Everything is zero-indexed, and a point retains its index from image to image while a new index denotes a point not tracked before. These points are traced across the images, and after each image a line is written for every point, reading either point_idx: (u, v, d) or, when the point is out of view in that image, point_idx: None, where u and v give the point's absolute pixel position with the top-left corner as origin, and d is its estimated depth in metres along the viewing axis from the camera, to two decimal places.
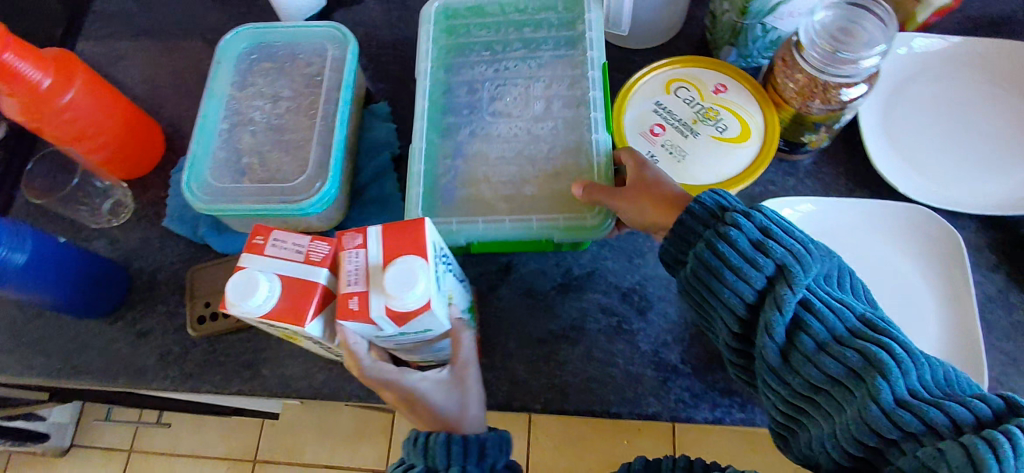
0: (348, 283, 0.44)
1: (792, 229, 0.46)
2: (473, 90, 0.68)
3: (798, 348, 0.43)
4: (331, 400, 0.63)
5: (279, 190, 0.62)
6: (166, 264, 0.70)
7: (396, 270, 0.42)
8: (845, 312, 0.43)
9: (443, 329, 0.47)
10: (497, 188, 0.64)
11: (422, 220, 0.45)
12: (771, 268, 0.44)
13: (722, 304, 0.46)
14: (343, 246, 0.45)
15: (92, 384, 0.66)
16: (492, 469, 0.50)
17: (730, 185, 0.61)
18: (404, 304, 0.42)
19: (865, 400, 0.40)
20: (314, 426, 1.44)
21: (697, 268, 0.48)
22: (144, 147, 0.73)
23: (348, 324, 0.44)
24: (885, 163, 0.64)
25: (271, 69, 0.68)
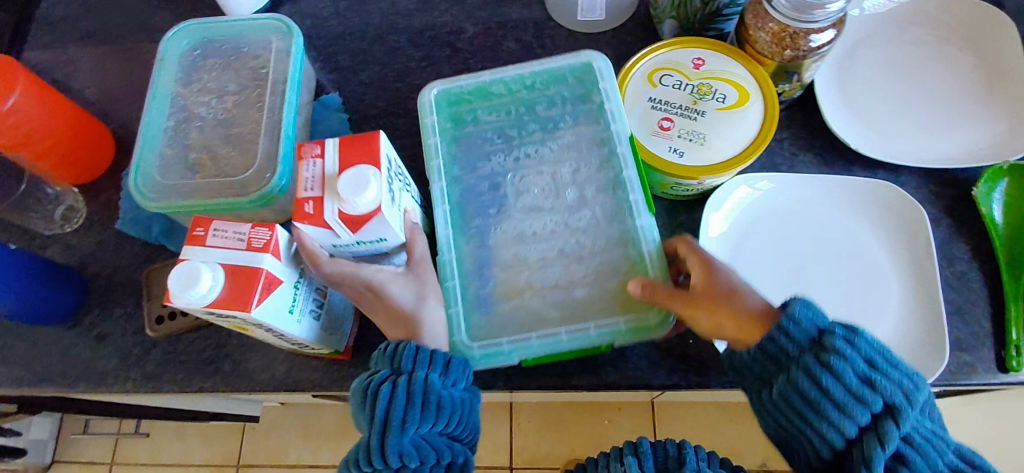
0: (304, 190, 0.46)
1: (894, 358, 0.44)
2: (495, 186, 0.61)
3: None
4: (294, 391, 0.63)
5: (228, 184, 0.61)
6: (122, 267, 0.69)
7: (349, 174, 0.44)
8: (942, 447, 0.43)
9: (397, 240, 0.49)
10: (545, 294, 0.57)
11: (375, 135, 0.48)
12: (880, 405, 0.42)
13: (817, 434, 0.44)
14: (302, 156, 0.47)
15: (53, 391, 0.66)
16: (453, 385, 0.50)
17: (757, 147, 0.58)
18: (356, 208, 0.44)
19: None
20: (297, 426, 1.44)
21: (787, 391, 0.45)
22: (95, 149, 0.72)
23: (304, 227, 0.46)
24: (843, 124, 0.65)
25: (216, 64, 0.68)
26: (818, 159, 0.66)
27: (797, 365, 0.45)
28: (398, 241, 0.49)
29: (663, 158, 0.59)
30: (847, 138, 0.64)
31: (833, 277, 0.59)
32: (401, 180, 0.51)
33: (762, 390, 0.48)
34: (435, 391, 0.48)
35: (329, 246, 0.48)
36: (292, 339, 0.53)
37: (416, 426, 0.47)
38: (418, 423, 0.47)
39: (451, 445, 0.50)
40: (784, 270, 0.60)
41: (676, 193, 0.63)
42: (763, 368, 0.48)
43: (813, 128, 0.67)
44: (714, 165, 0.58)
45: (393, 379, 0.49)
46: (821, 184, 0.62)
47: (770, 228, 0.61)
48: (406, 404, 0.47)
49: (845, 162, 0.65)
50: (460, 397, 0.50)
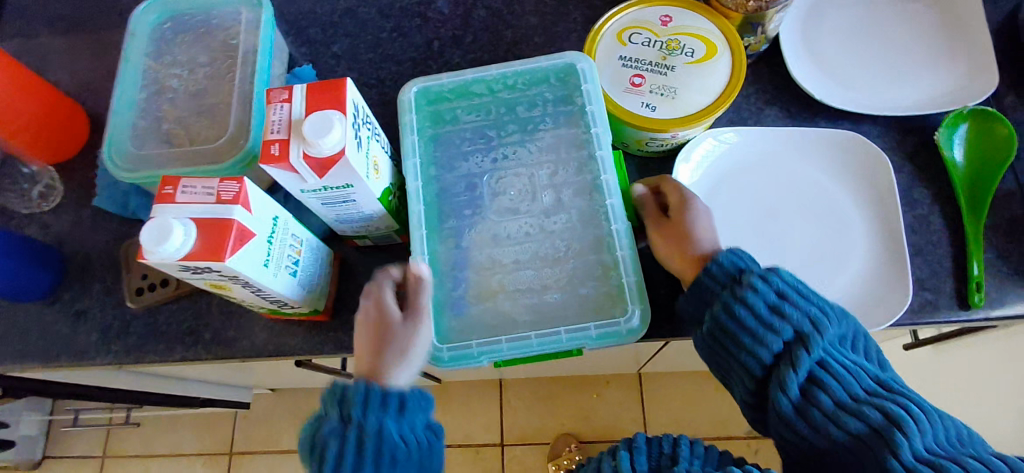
0: (271, 132, 0.48)
1: (808, 295, 0.49)
2: (472, 187, 0.60)
3: (808, 399, 0.46)
4: (274, 356, 0.64)
5: (202, 153, 0.62)
6: (100, 243, 0.70)
7: (314, 118, 0.47)
8: (861, 374, 0.46)
9: (363, 186, 0.52)
10: (518, 298, 0.56)
11: (342, 81, 0.50)
12: (787, 328, 0.47)
13: (740, 364, 0.49)
14: (270, 101, 0.49)
15: (35, 367, 0.66)
16: (411, 426, 0.50)
17: (726, 98, 0.58)
18: (320, 150, 0.47)
19: (885, 453, 0.43)
20: (288, 412, 1.45)
21: (710, 330, 0.51)
22: (65, 127, 0.72)
23: (271, 168, 0.48)
24: (809, 80, 0.66)
25: (186, 38, 0.68)
26: (784, 112, 0.67)
27: (718, 303, 0.51)
28: (363, 188, 0.52)
29: (636, 113, 0.59)
30: (810, 89, 0.65)
31: (797, 224, 0.60)
32: (369, 129, 0.53)
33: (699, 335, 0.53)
34: (388, 442, 0.48)
35: (296, 185, 0.50)
36: (269, 296, 0.53)
37: None
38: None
39: None
40: (750, 222, 0.61)
41: (651, 149, 0.63)
42: (698, 309, 0.53)
43: (778, 82, 0.67)
44: (685, 117, 0.58)
45: (342, 429, 0.48)
46: (790, 135, 0.63)
47: (733, 184, 0.62)
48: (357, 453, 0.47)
49: (811, 115, 0.66)
50: (418, 439, 0.50)
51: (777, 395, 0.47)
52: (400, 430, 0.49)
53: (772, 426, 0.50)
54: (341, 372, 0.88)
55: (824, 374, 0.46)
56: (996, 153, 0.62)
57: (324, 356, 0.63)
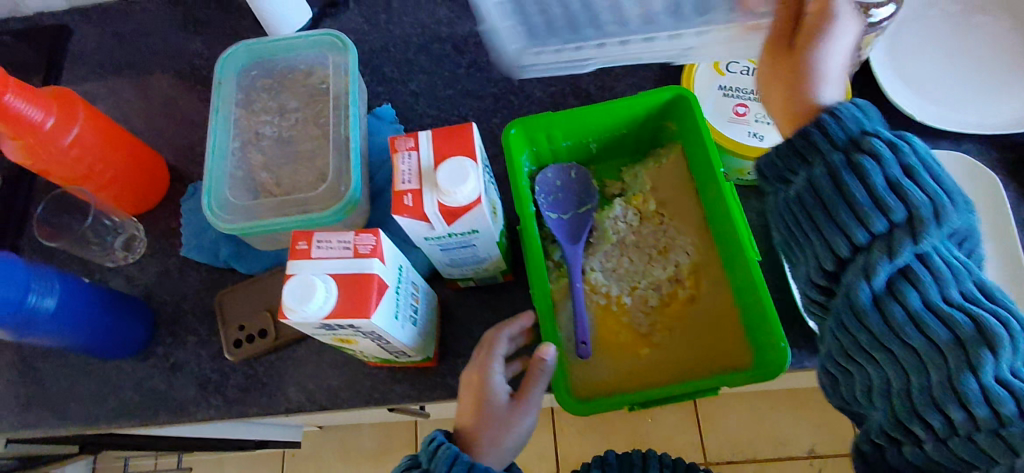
0: (402, 182, 0.47)
1: (942, 176, 0.41)
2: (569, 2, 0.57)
3: (887, 297, 0.42)
4: (381, 404, 0.63)
5: (302, 201, 0.62)
6: (190, 294, 0.69)
7: (449, 166, 0.46)
8: (965, 275, 0.41)
9: (488, 230, 0.51)
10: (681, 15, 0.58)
11: (469, 127, 0.49)
12: (896, 217, 0.41)
13: (823, 238, 0.44)
14: (397, 149, 0.48)
15: (132, 425, 0.65)
16: None
17: None
18: (456, 199, 0.46)
19: (961, 369, 0.39)
20: (337, 449, 1.43)
21: (805, 194, 0.45)
22: (152, 181, 0.71)
23: (404, 219, 0.47)
24: (902, 98, 0.66)
25: (273, 85, 0.68)
26: None
27: (824, 163, 0.44)
28: (487, 233, 0.51)
29: (745, 143, 0.59)
30: (907, 109, 0.65)
31: None
32: (489, 173, 0.52)
33: (778, 190, 0.48)
34: None
35: (423, 233, 0.50)
36: (392, 347, 0.52)
37: None
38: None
39: None
40: None
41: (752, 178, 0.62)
42: (790, 163, 0.46)
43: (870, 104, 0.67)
44: None
45: None
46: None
47: None
48: None
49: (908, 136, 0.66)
50: None
51: (858, 276, 0.42)
52: None
53: (830, 316, 0.45)
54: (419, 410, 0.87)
55: (921, 279, 0.41)
56: None
57: (432, 402, 0.62)
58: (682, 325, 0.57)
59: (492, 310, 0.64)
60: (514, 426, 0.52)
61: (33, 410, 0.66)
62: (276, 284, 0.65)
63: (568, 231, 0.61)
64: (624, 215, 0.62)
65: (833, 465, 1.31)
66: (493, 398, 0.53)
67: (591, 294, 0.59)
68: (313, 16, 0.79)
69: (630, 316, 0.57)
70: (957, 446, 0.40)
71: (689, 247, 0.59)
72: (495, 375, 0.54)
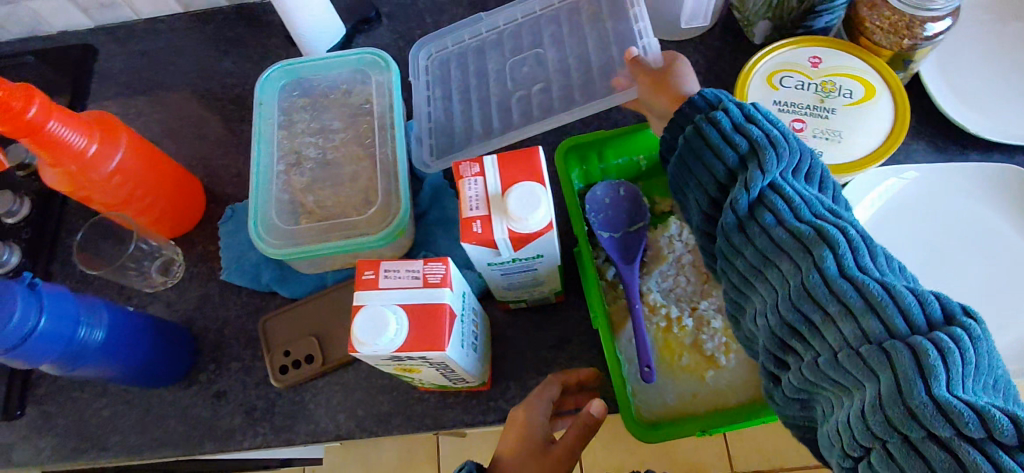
0: (469, 209, 0.46)
1: (776, 121, 0.45)
2: (477, 88, 0.71)
3: (746, 219, 0.43)
4: (433, 430, 0.61)
5: (349, 224, 0.60)
6: (231, 319, 0.67)
7: (520, 192, 0.45)
8: (812, 199, 0.42)
9: (552, 255, 0.50)
10: (556, 98, 0.68)
11: (536, 151, 0.48)
12: (741, 148, 0.44)
13: (698, 180, 0.47)
14: (462, 175, 0.47)
15: (176, 455, 0.63)
16: None
17: (896, 138, 0.57)
18: (527, 226, 0.45)
19: (810, 271, 0.39)
20: (360, 466, 1.41)
21: (681, 144, 0.49)
22: (190, 204, 0.70)
23: (472, 246, 0.46)
24: (955, 110, 0.65)
25: (315, 105, 0.67)
26: (932, 145, 0.65)
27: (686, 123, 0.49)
28: (551, 257, 0.50)
29: None
30: (960, 121, 0.64)
31: (968, 263, 0.58)
32: None
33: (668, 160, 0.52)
34: None
35: (488, 260, 0.48)
36: (453, 374, 0.51)
37: None
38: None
39: None
40: (925, 264, 0.58)
41: None
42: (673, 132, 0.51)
43: (920, 116, 0.66)
44: (854, 162, 0.57)
45: None
46: (964, 174, 0.60)
47: (905, 227, 0.59)
48: None
49: (959, 147, 0.65)
50: None
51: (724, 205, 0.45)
52: None
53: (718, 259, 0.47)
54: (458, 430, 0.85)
55: (768, 195, 0.42)
56: None
57: (485, 427, 0.61)
58: None
59: (543, 332, 0.63)
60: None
61: (75, 441, 0.64)
62: (323, 307, 0.64)
63: (622, 251, 0.60)
64: (679, 234, 0.61)
65: None
66: (537, 424, 0.52)
67: (650, 316, 0.57)
68: (348, 32, 0.78)
69: (692, 337, 0.56)
70: (827, 350, 0.38)
71: None
72: (544, 407, 0.54)
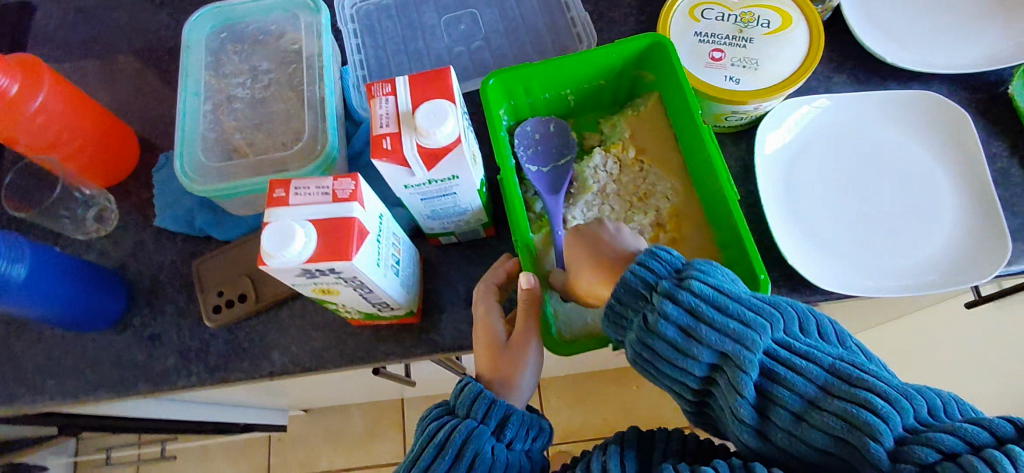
0: (380, 127, 0.47)
1: (725, 300, 0.41)
2: (407, 37, 0.74)
3: (681, 370, 0.42)
4: (367, 364, 0.62)
5: (276, 161, 0.61)
6: (166, 264, 0.67)
7: (428, 108, 0.46)
8: (809, 362, 0.39)
9: (468, 177, 0.51)
10: (491, 50, 0.73)
11: (447, 71, 0.48)
12: (661, 282, 0.44)
13: (677, 384, 0.44)
14: (374, 95, 0.48)
15: (110, 398, 0.63)
16: (509, 445, 0.49)
17: (810, 65, 0.58)
18: (435, 140, 0.46)
19: (862, 458, 0.36)
20: (324, 433, 1.41)
21: (647, 365, 0.45)
22: (122, 152, 0.69)
23: (382, 164, 0.47)
24: (874, 43, 0.66)
25: (244, 47, 0.66)
26: (852, 79, 0.67)
27: (638, 336, 0.44)
28: (468, 180, 0.51)
29: (721, 87, 0.59)
30: (879, 53, 0.66)
31: (874, 187, 0.60)
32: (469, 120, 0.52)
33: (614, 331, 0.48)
34: (477, 444, 0.47)
35: (402, 181, 0.49)
36: (375, 297, 0.52)
37: None
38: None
39: None
40: (832, 187, 0.61)
41: (730, 124, 0.63)
42: (623, 333, 0.47)
43: (843, 50, 0.68)
44: (770, 88, 0.58)
45: (449, 422, 0.49)
46: (874, 101, 0.63)
47: (820, 150, 0.62)
48: (442, 448, 0.47)
49: (879, 79, 0.67)
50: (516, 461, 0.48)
51: (645, 346, 0.43)
52: (492, 442, 0.48)
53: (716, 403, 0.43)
54: (406, 378, 0.86)
55: (690, 317, 0.41)
56: None
57: (417, 359, 0.62)
58: None
59: (475, 266, 0.64)
60: (525, 362, 0.53)
61: (7, 387, 0.64)
62: (253, 248, 0.64)
63: (549, 184, 0.61)
64: (604, 165, 0.62)
65: None
66: (495, 333, 0.54)
67: None
68: None
69: None
70: None
71: (670, 190, 0.60)
72: (495, 316, 0.55)
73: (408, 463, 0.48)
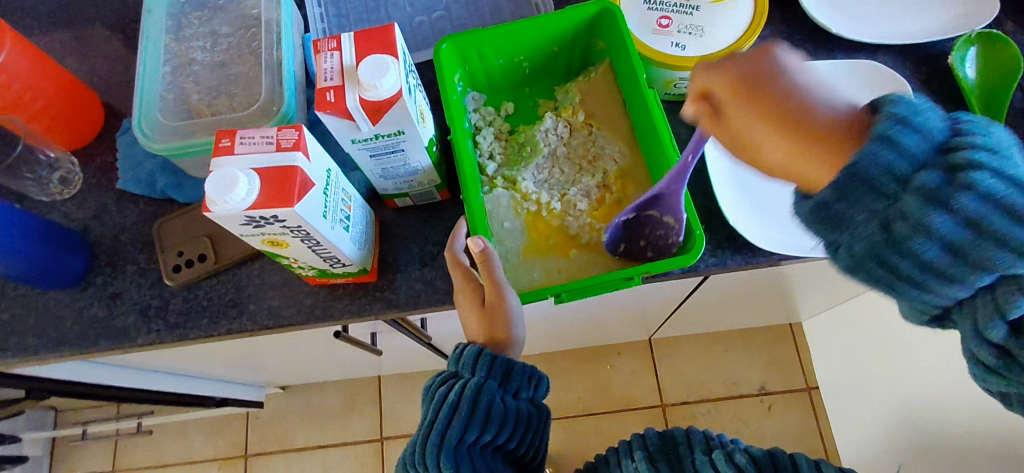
0: (324, 80, 0.48)
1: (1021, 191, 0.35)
2: (370, 6, 0.75)
3: (953, 278, 0.37)
4: (323, 323, 0.64)
5: (233, 121, 0.62)
6: (129, 226, 0.69)
7: (370, 62, 0.47)
8: None
9: (414, 133, 0.52)
10: (452, 19, 0.74)
11: (391, 28, 0.50)
12: (933, 164, 0.37)
13: (923, 297, 0.39)
14: (319, 50, 0.49)
15: (71, 354, 0.65)
16: (514, 394, 0.54)
17: (753, 31, 0.60)
18: (378, 93, 0.47)
19: None
20: (302, 410, 1.42)
21: (886, 274, 0.39)
22: (85, 114, 0.71)
23: (326, 116, 0.48)
24: (821, 14, 0.68)
25: (205, 12, 0.68)
26: (800, 50, 0.69)
27: (898, 247, 0.37)
28: (414, 136, 0.53)
29: (667, 54, 0.61)
30: (824, 23, 0.67)
31: None
32: (415, 78, 0.53)
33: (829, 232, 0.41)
34: (486, 397, 0.51)
35: (348, 136, 0.51)
36: (324, 250, 0.53)
37: (462, 431, 0.50)
38: (469, 431, 0.50)
39: (510, 449, 0.53)
40: None
41: (678, 92, 0.65)
42: (848, 235, 0.40)
43: (792, 22, 0.70)
44: (714, 54, 0.60)
45: (457, 383, 0.52)
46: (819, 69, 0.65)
47: None
48: (456, 406, 0.51)
49: (825, 49, 0.69)
50: (520, 408, 0.53)
51: (896, 264, 0.38)
52: (500, 393, 0.52)
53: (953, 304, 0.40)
54: (372, 346, 0.87)
55: (981, 202, 0.35)
56: (1009, 71, 0.64)
57: (371, 317, 0.63)
58: None
59: (430, 228, 0.65)
60: (511, 314, 0.54)
61: None
62: None
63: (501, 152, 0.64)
64: (554, 128, 0.64)
65: (783, 400, 1.34)
66: (470, 289, 0.55)
67: (522, 203, 0.60)
68: None
69: (560, 220, 0.59)
70: None
71: (617, 152, 0.62)
72: (468, 273, 0.55)
73: (426, 427, 0.51)
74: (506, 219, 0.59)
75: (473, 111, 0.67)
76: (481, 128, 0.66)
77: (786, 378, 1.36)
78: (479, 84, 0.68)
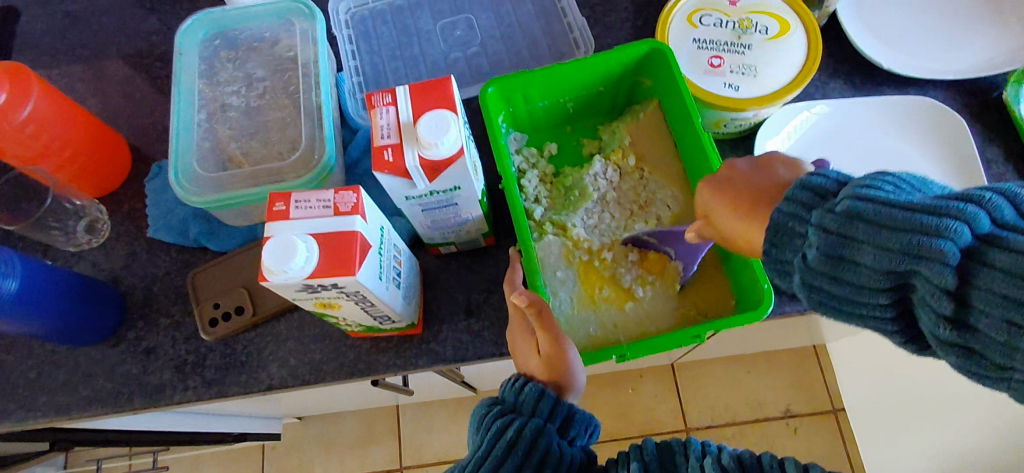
0: (381, 138, 0.46)
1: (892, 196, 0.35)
2: (403, 43, 0.73)
3: (863, 293, 0.37)
4: (366, 377, 0.61)
5: (272, 171, 0.60)
6: (160, 276, 0.66)
7: (430, 119, 0.45)
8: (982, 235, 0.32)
9: (469, 189, 0.50)
10: (489, 55, 0.72)
11: (447, 81, 0.48)
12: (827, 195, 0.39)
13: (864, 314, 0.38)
14: (374, 105, 0.47)
15: (104, 413, 0.62)
16: (570, 442, 0.49)
17: (809, 70, 0.58)
18: (438, 152, 0.45)
19: None
20: (320, 440, 1.39)
21: (821, 294, 0.39)
22: (114, 161, 0.68)
23: (383, 176, 0.46)
24: (870, 47, 0.67)
25: (238, 55, 0.66)
26: (849, 84, 0.67)
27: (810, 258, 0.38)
28: (469, 191, 0.51)
29: (719, 94, 0.59)
30: (874, 58, 0.66)
31: None
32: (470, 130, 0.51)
33: (777, 267, 0.42)
34: (545, 442, 0.46)
35: (402, 193, 0.48)
36: (376, 310, 0.51)
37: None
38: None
39: None
40: None
41: (728, 130, 0.63)
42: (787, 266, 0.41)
43: (839, 56, 0.68)
44: (770, 94, 0.58)
45: (514, 418, 0.48)
46: (869, 106, 0.64)
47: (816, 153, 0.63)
48: (508, 445, 0.46)
49: (874, 83, 0.67)
50: (577, 457, 0.48)
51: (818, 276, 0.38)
52: (559, 440, 0.47)
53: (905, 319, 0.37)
54: (403, 388, 0.85)
55: (844, 221, 0.36)
56: None
57: (417, 370, 0.61)
58: (666, 280, 0.57)
59: (474, 274, 0.63)
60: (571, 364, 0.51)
61: None
62: (249, 258, 0.63)
63: (547, 198, 0.62)
64: (603, 172, 0.62)
65: (808, 423, 1.32)
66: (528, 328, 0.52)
67: (574, 251, 0.58)
68: None
69: (612, 270, 0.58)
70: None
71: (670, 199, 0.60)
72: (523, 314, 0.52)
73: (473, 461, 0.47)
74: (557, 269, 0.57)
75: (515, 152, 0.65)
76: (525, 170, 0.64)
77: (811, 399, 1.34)
78: (520, 124, 0.66)
